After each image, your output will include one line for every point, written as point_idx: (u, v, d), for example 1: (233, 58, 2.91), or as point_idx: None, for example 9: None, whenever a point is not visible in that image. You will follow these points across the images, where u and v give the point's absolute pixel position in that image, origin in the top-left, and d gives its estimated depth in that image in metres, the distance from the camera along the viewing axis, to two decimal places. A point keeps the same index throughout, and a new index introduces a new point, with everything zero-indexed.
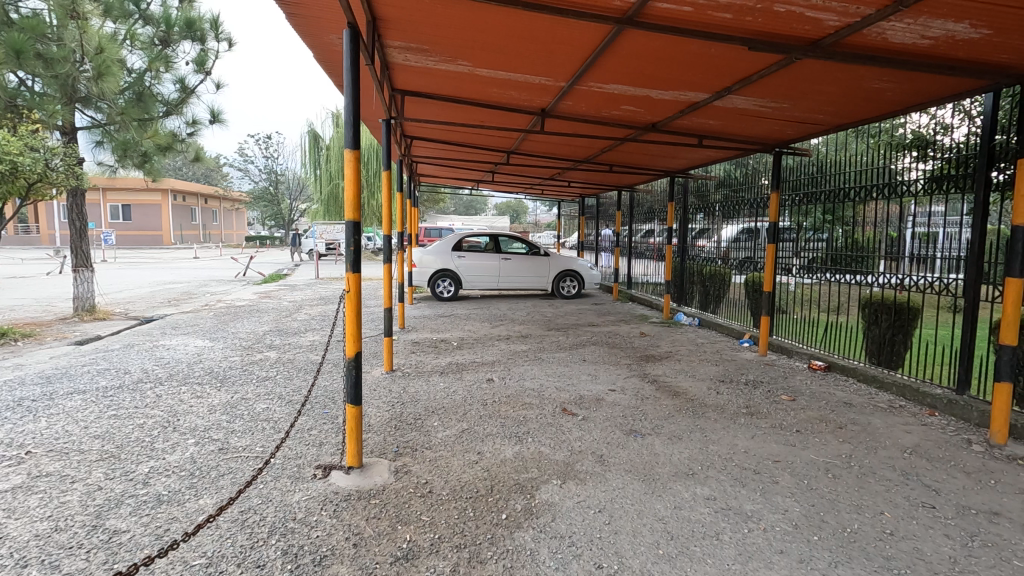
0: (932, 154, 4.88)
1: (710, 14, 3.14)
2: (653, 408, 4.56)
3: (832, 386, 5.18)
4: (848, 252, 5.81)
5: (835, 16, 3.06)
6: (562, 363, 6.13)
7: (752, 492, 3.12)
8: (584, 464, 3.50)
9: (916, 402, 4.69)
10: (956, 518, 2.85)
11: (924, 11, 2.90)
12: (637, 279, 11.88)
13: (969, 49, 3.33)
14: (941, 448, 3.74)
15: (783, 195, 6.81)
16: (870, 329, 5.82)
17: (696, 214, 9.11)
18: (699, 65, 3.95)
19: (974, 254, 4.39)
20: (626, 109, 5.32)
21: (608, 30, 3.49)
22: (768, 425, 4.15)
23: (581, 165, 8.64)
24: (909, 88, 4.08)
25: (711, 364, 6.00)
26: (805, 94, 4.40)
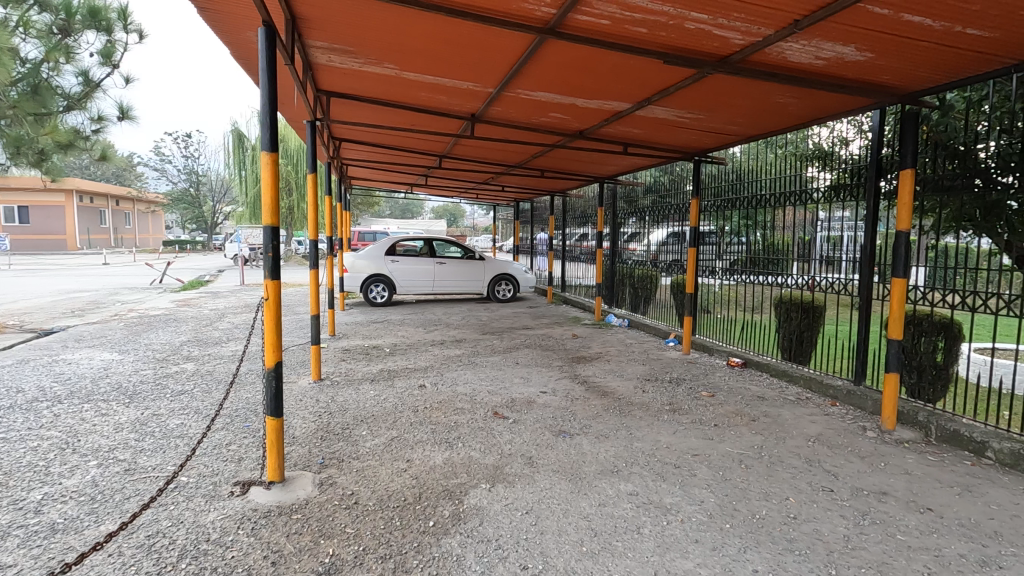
0: (832, 164, 5.30)
1: (626, 27, 3.27)
2: (583, 408, 4.67)
3: (748, 381, 5.51)
4: (762, 256, 6.20)
5: (739, 34, 3.27)
6: (495, 367, 6.15)
7: (672, 485, 3.26)
8: (513, 466, 3.54)
9: (821, 393, 5.06)
10: (851, 500, 3.10)
11: (816, 34, 3.15)
12: (571, 282, 12.15)
13: (856, 70, 3.65)
14: (840, 435, 4.06)
15: (705, 201, 7.17)
16: (781, 326, 6.24)
17: (627, 219, 9.40)
18: (621, 76, 4.10)
19: (867, 255, 4.82)
20: (554, 116, 5.43)
21: (531, 39, 3.56)
22: (689, 421, 4.35)
23: (514, 170, 8.74)
24: (809, 104, 4.41)
25: (638, 364, 6.22)
26: (719, 107, 4.67)
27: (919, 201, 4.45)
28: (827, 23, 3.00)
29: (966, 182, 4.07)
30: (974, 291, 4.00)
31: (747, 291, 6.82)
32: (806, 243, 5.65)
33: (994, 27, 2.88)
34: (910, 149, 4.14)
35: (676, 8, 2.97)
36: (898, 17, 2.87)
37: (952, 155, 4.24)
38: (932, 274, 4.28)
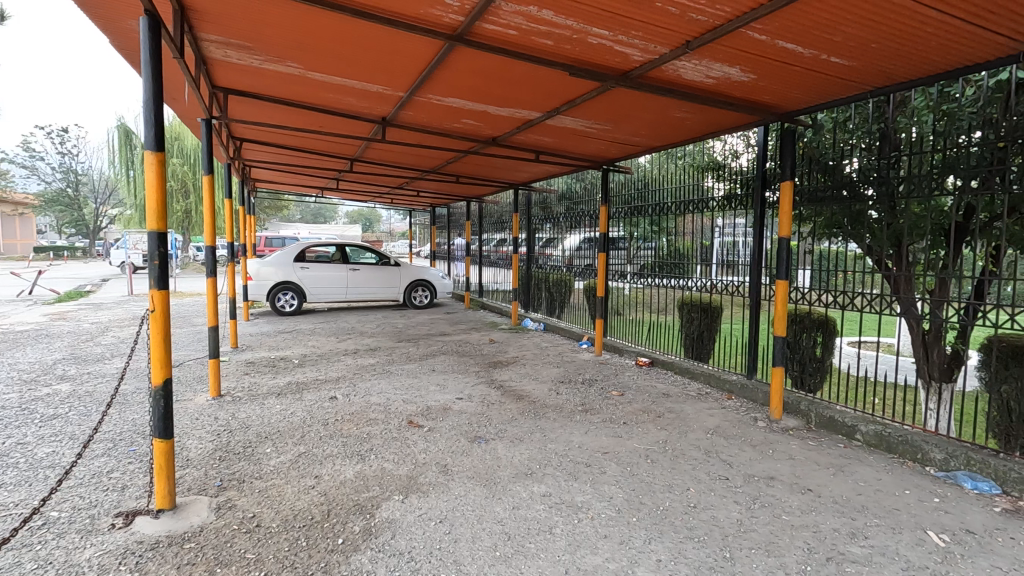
0: (725, 175, 5.72)
1: (533, 38, 3.35)
2: (498, 413, 4.70)
3: (655, 380, 5.80)
4: (667, 260, 6.57)
5: (638, 51, 3.45)
6: (410, 375, 6.03)
7: (583, 484, 3.36)
8: (427, 475, 3.49)
9: (719, 388, 5.43)
10: (744, 486, 3.35)
11: (706, 54, 3.40)
12: (488, 288, 12.23)
13: (742, 89, 3.96)
14: (735, 426, 4.38)
15: (614, 208, 7.48)
16: (684, 325, 6.63)
17: (542, 224, 9.59)
18: (530, 86, 4.20)
19: (756, 259, 5.26)
20: (466, 122, 5.45)
21: (439, 45, 3.55)
22: (600, 420, 4.51)
23: (429, 175, 8.66)
24: (703, 119, 4.73)
25: (553, 367, 6.37)
26: (623, 119, 4.90)
27: (798, 210, 4.93)
28: (715, 45, 3.24)
29: (835, 193, 4.55)
30: (844, 291, 4.47)
31: (655, 294, 7.18)
32: (706, 248, 6.01)
33: (852, 56, 3.24)
34: (789, 163, 4.56)
35: (579, 23, 3.09)
36: (774, 43, 3.15)
37: (823, 169, 4.73)
38: (814, 277, 4.73)
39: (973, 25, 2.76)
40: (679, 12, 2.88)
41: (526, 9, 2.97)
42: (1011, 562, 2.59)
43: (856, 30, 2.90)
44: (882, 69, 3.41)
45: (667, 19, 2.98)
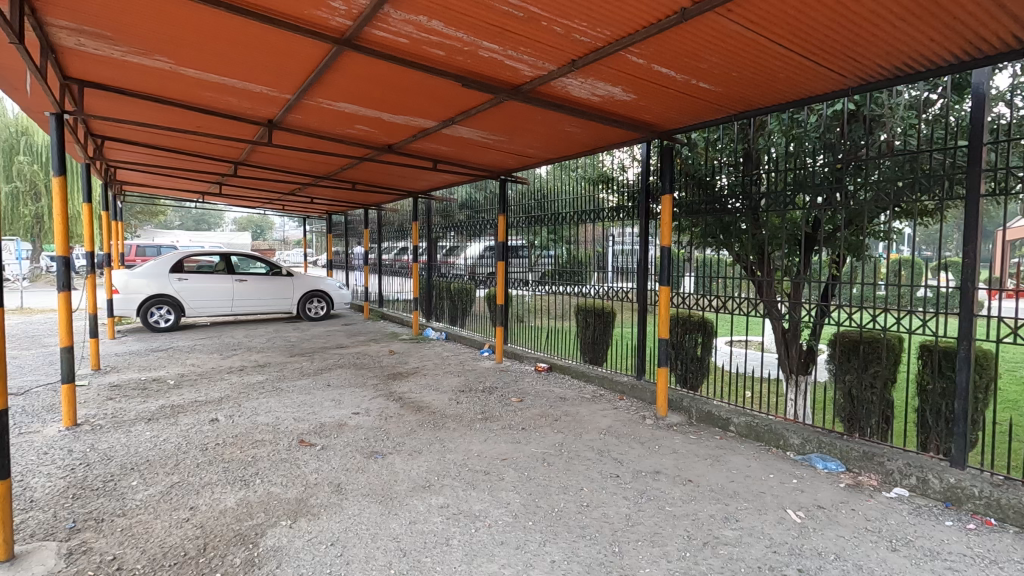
0: (614, 188, 6.05)
1: (424, 48, 3.34)
2: (396, 426, 4.60)
3: (552, 384, 5.97)
4: (564, 268, 6.82)
5: (528, 67, 3.57)
6: (302, 391, 5.72)
7: (481, 492, 3.38)
8: (319, 497, 3.32)
9: (611, 389, 5.71)
10: (633, 481, 3.55)
11: (590, 74, 3.59)
12: (388, 297, 11.95)
13: (625, 108, 4.22)
14: (625, 425, 4.62)
15: (513, 217, 7.63)
16: (582, 330, 6.90)
17: (443, 233, 9.54)
18: (424, 94, 4.18)
19: (642, 266, 5.61)
20: (360, 129, 5.31)
21: (327, 48, 3.43)
22: (499, 427, 4.56)
23: (322, 181, 8.30)
24: (591, 134, 4.97)
25: (454, 376, 6.34)
26: (517, 131, 5.03)
27: (678, 221, 5.33)
28: (599, 65, 3.43)
29: (709, 205, 4.99)
30: (720, 296, 4.89)
31: (554, 300, 7.41)
32: (601, 255, 6.30)
33: (718, 83, 3.57)
34: (668, 178, 4.93)
35: (469, 36, 3.13)
36: (651, 67, 3.40)
37: (698, 183, 5.16)
38: (698, 283, 5.11)
39: (813, 62, 3.16)
40: (564, 32, 3.02)
41: (416, 18, 2.96)
42: (852, 530, 2.96)
43: (719, 59, 3.21)
44: (743, 96, 3.79)
45: (553, 38, 3.11)
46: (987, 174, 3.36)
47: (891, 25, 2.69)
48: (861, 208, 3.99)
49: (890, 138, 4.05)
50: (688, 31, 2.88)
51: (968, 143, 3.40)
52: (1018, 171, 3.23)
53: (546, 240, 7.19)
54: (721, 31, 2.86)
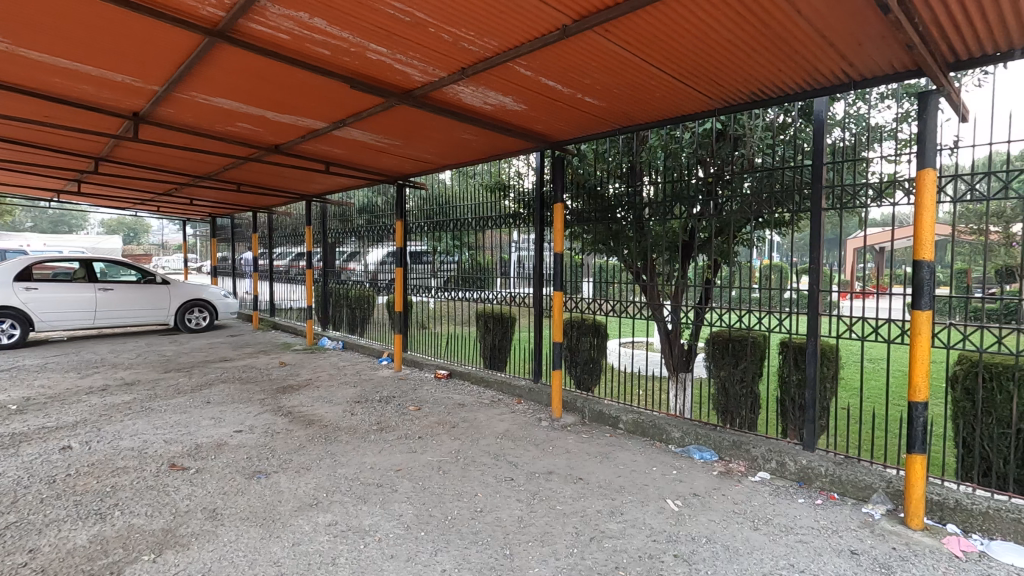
0: (512, 195, 6.16)
1: (308, 46, 3.22)
2: (283, 442, 4.34)
3: (451, 391, 5.95)
4: (467, 274, 6.83)
5: (418, 72, 3.55)
6: (177, 410, 5.23)
7: (372, 506, 3.27)
8: (190, 525, 3.04)
9: (510, 393, 5.78)
10: (526, 483, 3.62)
11: (480, 82, 3.64)
12: (280, 306, 11.29)
13: (517, 117, 4.32)
14: (521, 428, 4.71)
15: (412, 222, 7.51)
16: (483, 336, 6.94)
17: (341, 238, 9.16)
18: (311, 94, 4.01)
19: (538, 272, 5.77)
20: (242, 127, 4.99)
21: (199, 39, 3.18)
22: (395, 437, 4.46)
23: (202, 181, 7.67)
24: (486, 141, 5.03)
25: (349, 387, 6.11)
26: (412, 136, 4.98)
27: (571, 228, 5.54)
28: (488, 75, 3.49)
29: (599, 214, 5.24)
30: (615, 301, 5.11)
31: (456, 307, 7.41)
32: (506, 261, 6.36)
33: (602, 98, 3.76)
34: (560, 186, 5.11)
35: (355, 37, 3.06)
36: (538, 79, 3.51)
37: (588, 193, 5.40)
38: (596, 288, 5.30)
39: (684, 84, 3.42)
40: (452, 40, 3.04)
41: (296, 14, 2.84)
42: (721, 514, 3.23)
43: (602, 75, 3.38)
44: (625, 111, 4.02)
45: (442, 45, 3.12)
46: (828, 190, 3.82)
47: (747, 54, 2.98)
48: (729, 218, 4.38)
49: (751, 155, 4.49)
50: (570, 47, 3.01)
51: (813, 162, 3.86)
52: (852, 188, 3.71)
53: (449, 246, 7.14)
54: (601, 49, 3.01)
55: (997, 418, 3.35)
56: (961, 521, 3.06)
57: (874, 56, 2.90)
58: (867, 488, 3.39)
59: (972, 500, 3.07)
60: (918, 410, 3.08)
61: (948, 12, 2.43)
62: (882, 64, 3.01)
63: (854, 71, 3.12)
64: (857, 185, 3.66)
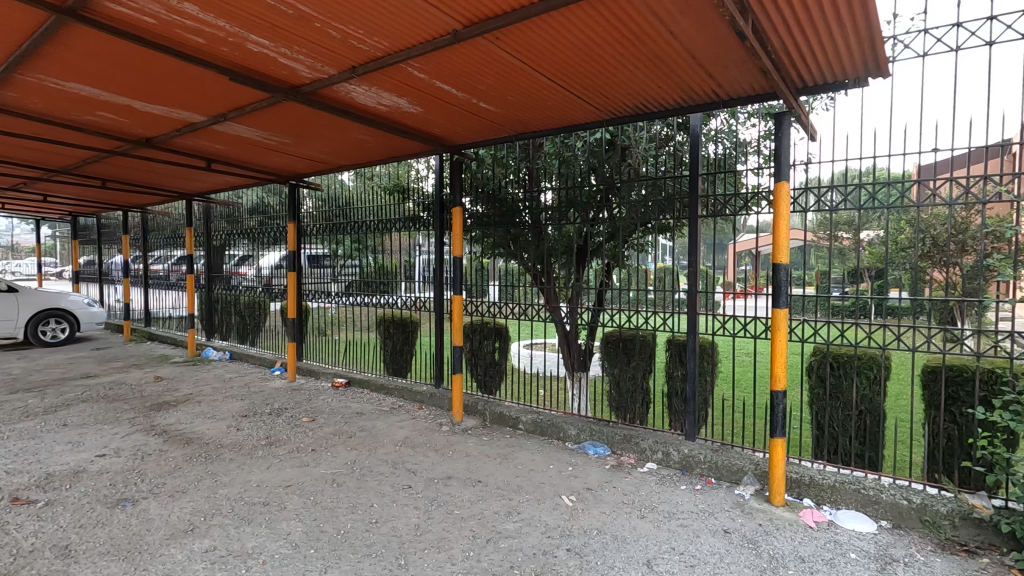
0: (411, 197, 6.07)
1: (179, 32, 2.97)
2: (156, 464, 3.96)
3: (349, 400, 5.74)
4: (369, 279, 6.62)
5: (305, 68, 3.40)
6: (24, 435, 4.59)
7: (256, 527, 3.07)
8: (34, 566, 2.67)
9: (411, 399, 5.68)
10: (424, 490, 3.57)
11: (373, 82, 3.55)
12: (157, 315, 10.30)
13: (413, 119, 4.26)
14: (421, 434, 4.65)
15: (307, 224, 7.15)
16: (385, 342, 6.77)
17: (228, 240, 8.52)
18: (185, 85, 3.70)
19: (439, 277, 5.72)
20: (104, 117, 4.50)
21: (44, 16, 2.83)
22: (285, 452, 4.22)
23: (58, 176, 6.80)
24: (383, 143, 4.92)
25: (236, 400, 5.70)
26: (302, 135, 4.75)
27: (471, 232, 5.57)
28: (380, 75, 3.41)
29: (500, 217, 5.30)
30: (520, 303, 5.18)
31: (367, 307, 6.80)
32: (410, 264, 6.24)
33: (496, 104, 3.81)
34: (458, 191, 5.11)
35: (232, 26, 2.87)
36: (432, 82, 3.50)
37: (488, 197, 5.45)
38: (504, 291, 5.31)
39: (573, 94, 3.57)
40: (340, 37, 2.94)
41: None
42: (612, 506, 3.39)
43: (495, 82, 3.43)
44: (519, 118, 4.11)
45: (329, 41, 3.01)
46: (703, 199, 4.14)
47: (629, 70, 3.16)
48: (619, 223, 4.61)
49: (637, 165, 4.77)
50: (462, 52, 3.03)
51: (691, 173, 4.17)
52: (725, 198, 4.05)
53: (351, 249, 6.87)
54: (493, 56, 3.06)
55: (843, 402, 3.81)
56: (814, 494, 3.44)
57: (738, 79, 3.21)
58: (739, 472, 3.71)
59: (822, 476, 3.47)
60: (778, 398, 3.42)
61: (796, 44, 2.74)
62: (745, 87, 3.33)
63: (721, 91, 3.43)
64: (729, 195, 4.00)
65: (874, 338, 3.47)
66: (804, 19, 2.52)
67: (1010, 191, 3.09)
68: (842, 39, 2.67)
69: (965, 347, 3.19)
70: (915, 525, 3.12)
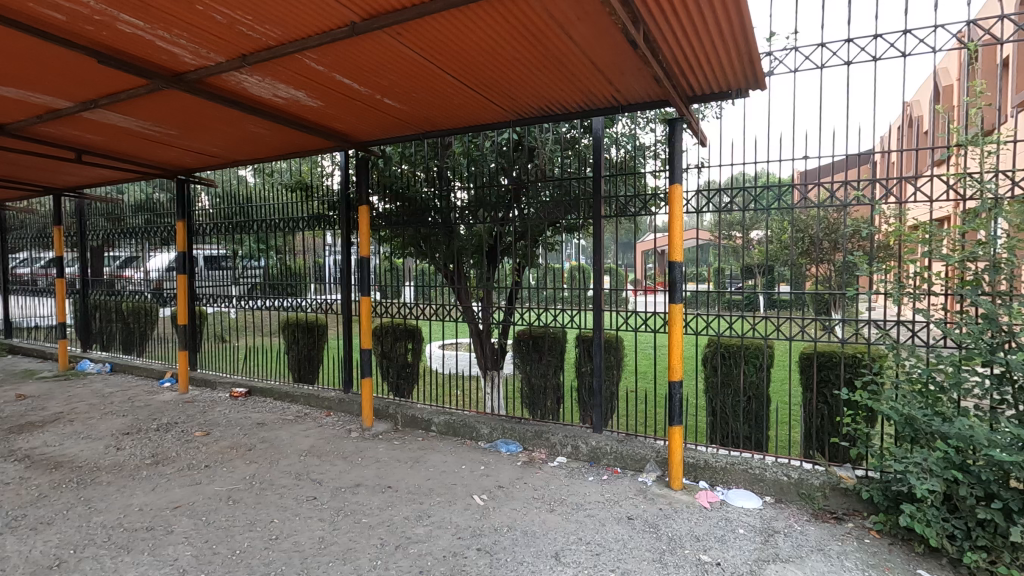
0: (314, 194, 5.80)
1: (34, 7, 2.64)
2: (15, 495, 3.49)
3: (249, 410, 5.39)
4: (274, 280, 6.23)
5: (188, 53, 3.14)
6: None
7: (138, 555, 2.80)
8: None
9: (318, 405, 5.44)
10: (330, 501, 3.42)
11: (266, 72, 3.35)
12: (20, 325, 9.10)
13: (313, 113, 4.07)
14: (328, 442, 4.46)
15: (200, 222, 6.63)
16: (290, 348, 6.42)
17: (108, 241, 7.70)
18: (46, 67, 3.29)
19: (346, 278, 5.51)
20: None
21: None
22: (173, 470, 3.88)
23: None
24: (281, 137, 4.65)
25: (117, 417, 5.17)
26: (189, 126, 4.39)
27: (379, 231, 5.41)
28: (273, 65, 3.22)
29: (411, 216, 5.19)
30: (435, 303, 5.10)
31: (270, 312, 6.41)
32: (320, 265, 5.95)
33: (400, 100, 3.72)
34: (365, 189, 4.96)
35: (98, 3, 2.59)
36: (332, 75, 3.36)
37: (397, 196, 5.33)
38: (418, 292, 5.21)
39: (478, 93, 3.56)
40: (226, 22, 2.74)
41: None
42: (522, 502, 3.43)
43: (398, 78, 3.36)
44: (425, 115, 4.04)
45: (214, 26, 2.80)
46: (607, 200, 4.29)
47: (532, 71, 3.21)
48: (529, 223, 4.67)
49: (544, 166, 4.86)
50: (360, 46, 2.93)
51: (595, 174, 4.30)
52: (627, 200, 4.22)
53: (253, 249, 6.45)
54: (394, 51, 2.99)
55: (733, 389, 4.10)
56: (709, 476, 3.68)
57: (635, 86, 3.36)
58: (642, 460, 3.90)
59: (715, 458, 3.71)
60: (676, 388, 3.62)
61: (686, 54, 2.91)
62: (641, 93, 3.49)
63: (620, 96, 3.57)
64: (631, 197, 4.18)
65: (758, 328, 3.77)
66: (691, 31, 2.68)
67: (867, 195, 3.47)
68: (725, 53, 2.88)
69: (833, 335, 3.54)
70: (794, 498, 3.43)
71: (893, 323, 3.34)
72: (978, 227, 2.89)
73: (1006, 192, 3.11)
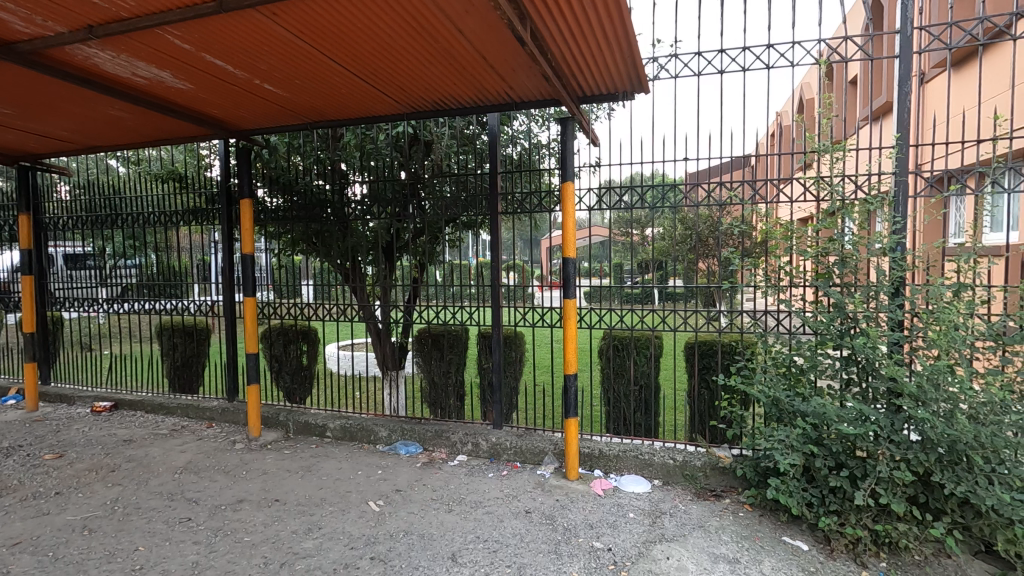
0: (188, 186, 5.30)
1: None
2: None
3: (114, 426, 4.83)
4: (150, 280, 5.58)
5: (18, 21, 2.72)
6: None
7: None
8: None
9: (198, 417, 4.98)
10: (207, 521, 3.14)
11: (120, 47, 2.98)
12: None
13: (181, 96, 3.70)
14: (208, 457, 4.10)
15: (51, 216, 5.80)
16: (167, 355, 5.84)
17: None
18: None
19: (228, 277, 5.09)
20: None
21: None
22: (14, 501, 3.38)
23: None
24: (146, 122, 4.19)
25: None
26: (29, 105, 3.83)
27: (265, 226, 5.04)
28: (127, 39, 2.88)
29: (303, 211, 4.85)
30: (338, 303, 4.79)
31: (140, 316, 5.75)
32: (202, 264, 5.44)
33: (281, 87, 3.48)
34: (246, 181, 4.59)
35: None
36: (200, 55, 3.06)
37: (284, 189, 4.98)
38: (316, 291, 4.91)
39: (366, 83, 3.41)
40: None
41: None
42: (420, 504, 3.35)
43: (276, 63, 3.13)
44: (310, 104, 3.81)
45: None
46: (503, 197, 4.30)
47: (421, 63, 3.13)
48: (427, 218, 4.56)
49: (441, 160, 4.77)
50: (230, 24, 2.69)
51: (493, 171, 4.29)
52: (524, 196, 4.25)
53: (122, 246, 5.77)
54: (270, 33, 2.78)
55: (626, 380, 4.28)
56: (603, 465, 3.81)
57: (526, 84, 3.39)
58: (540, 453, 3.96)
59: (609, 447, 3.85)
60: (570, 381, 3.71)
61: (573, 55, 2.99)
62: (533, 91, 3.53)
63: (512, 93, 3.59)
64: (529, 194, 4.21)
65: (647, 321, 3.95)
66: (576, 32, 2.75)
67: (739, 195, 3.75)
68: (610, 56, 3.00)
69: (713, 325, 3.79)
70: (679, 479, 3.65)
71: (762, 313, 3.63)
72: (829, 225, 3.22)
73: (852, 194, 3.47)
